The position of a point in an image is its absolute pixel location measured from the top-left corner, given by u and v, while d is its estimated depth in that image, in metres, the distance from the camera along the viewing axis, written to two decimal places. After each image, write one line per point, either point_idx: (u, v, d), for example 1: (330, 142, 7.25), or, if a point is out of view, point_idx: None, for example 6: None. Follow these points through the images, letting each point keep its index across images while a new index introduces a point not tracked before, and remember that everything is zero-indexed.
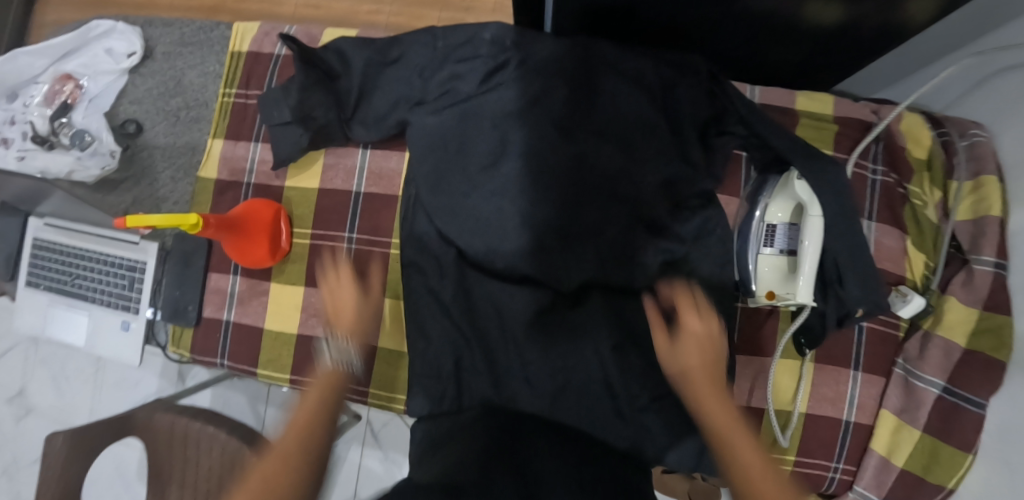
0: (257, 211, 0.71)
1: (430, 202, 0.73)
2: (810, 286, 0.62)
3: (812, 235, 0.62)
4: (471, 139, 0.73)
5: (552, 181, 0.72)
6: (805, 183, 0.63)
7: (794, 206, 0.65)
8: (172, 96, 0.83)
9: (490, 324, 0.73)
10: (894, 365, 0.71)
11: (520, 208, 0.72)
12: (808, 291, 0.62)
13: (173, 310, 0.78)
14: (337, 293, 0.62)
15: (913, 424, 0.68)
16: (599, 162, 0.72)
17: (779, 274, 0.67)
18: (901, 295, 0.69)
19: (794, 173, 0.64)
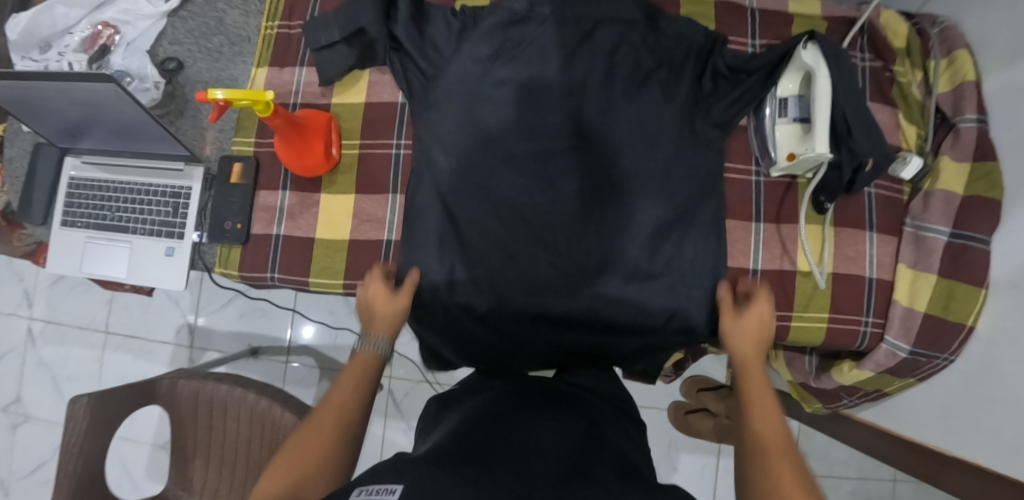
0: (314, 117, 0.75)
1: (457, 164, 0.77)
2: (826, 138, 0.70)
3: (822, 94, 0.70)
4: (490, 115, 0.77)
5: (556, 161, 0.78)
6: (811, 52, 0.71)
7: (800, 77, 0.74)
8: (213, 34, 0.87)
9: (515, 273, 0.77)
10: (903, 225, 0.79)
11: (521, 187, 0.78)
12: (824, 143, 0.70)
13: (222, 229, 0.79)
14: (370, 308, 0.71)
15: (928, 270, 0.76)
16: (620, 78, 0.77)
17: (796, 138, 0.75)
18: (902, 159, 0.77)
19: (799, 45, 0.72)
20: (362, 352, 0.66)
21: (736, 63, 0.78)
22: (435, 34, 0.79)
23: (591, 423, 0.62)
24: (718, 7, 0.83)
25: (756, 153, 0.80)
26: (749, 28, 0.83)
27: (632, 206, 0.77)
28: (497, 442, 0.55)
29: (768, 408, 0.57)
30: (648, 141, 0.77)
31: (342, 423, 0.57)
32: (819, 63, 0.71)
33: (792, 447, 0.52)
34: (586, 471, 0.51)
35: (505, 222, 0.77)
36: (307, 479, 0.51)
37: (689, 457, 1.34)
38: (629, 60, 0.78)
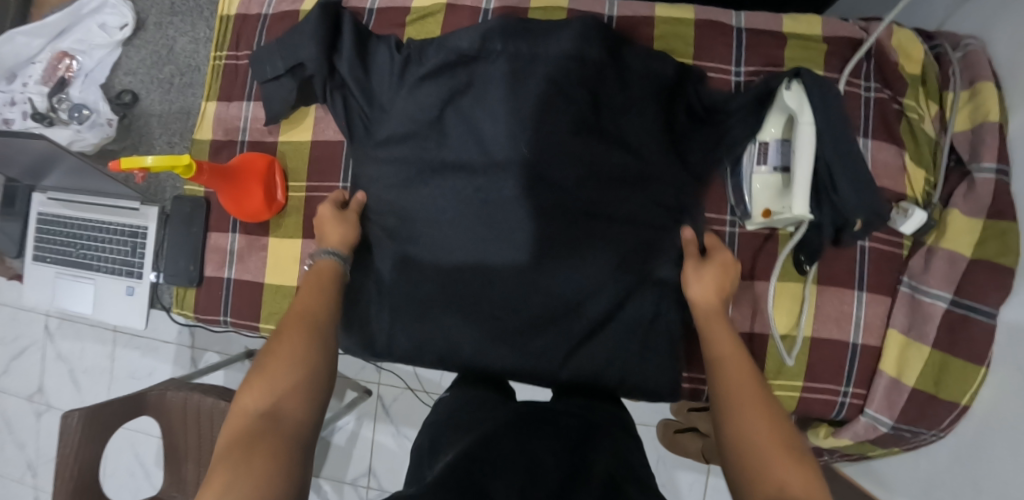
0: (251, 162, 0.73)
1: (410, 192, 0.74)
2: (805, 198, 0.61)
3: (803, 144, 0.60)
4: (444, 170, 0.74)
5: (499, 219, 0.71)
6: (795, 93, 0.61)
7: (784, 119, 0.64)
8: (165, 63, 0.84)
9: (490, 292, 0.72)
10: (900, 284, 0.70)
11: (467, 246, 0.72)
12: (803, 203, 0.61)
13: (175, 271, 0.79)
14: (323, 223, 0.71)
15: (922, 340, 0.67)
16: (596, 93, 0.70)
17: (775, 191, 0.65)
18: (902, 211, 0.67)
19: (781, 85, 0.61)
20: (321, 266, 0.65)
21: (713, 101, 0.70)
22: (379, 87, 0.77)
23: (581, 433, 0.56)
24: (699, 26, 0.74)
25: (733, 202, 0.71)
26: (734, 53, 0.73)
27: (581, 270, 0.70)
28: (504, 466, 0.48)
29: (764, 423, 0.45)
30: (599, 198, 0.70)
31: (312, 337, 0.55)
32: (803, 106, 0.61)
33: (812, 468, 0.41)
34: (577, 496, 0.44)
35: (449, 285, 0.73)
36: (287, 398, 0.48)
37: (676, 475, 1.31)
38: (602, 77, 0.70)
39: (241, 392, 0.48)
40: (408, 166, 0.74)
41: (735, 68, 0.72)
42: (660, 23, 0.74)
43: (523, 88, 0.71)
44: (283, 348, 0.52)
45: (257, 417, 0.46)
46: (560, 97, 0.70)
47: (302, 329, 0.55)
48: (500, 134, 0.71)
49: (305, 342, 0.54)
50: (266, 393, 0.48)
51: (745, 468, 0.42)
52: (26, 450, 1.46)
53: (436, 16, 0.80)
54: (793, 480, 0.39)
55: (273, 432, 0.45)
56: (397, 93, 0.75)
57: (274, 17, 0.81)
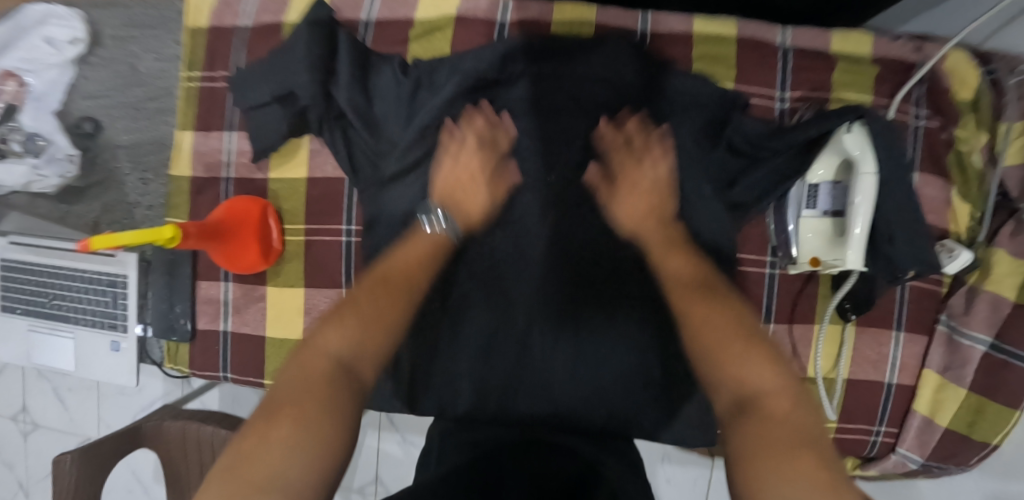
0: (243, 210, 0.65)
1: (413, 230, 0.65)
2: (860, 251, 0.56)
3: (864, 196, 0.55)
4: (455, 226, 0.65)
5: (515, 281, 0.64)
6: (856, 138, 0.56)
7: (838, 161, 0.59)
8: (130, 86, 0.75)
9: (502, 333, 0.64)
10: (936, 322, 0.68)
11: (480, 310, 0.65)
12: (858, 257, 0.57)
13: (164, 324, 0.72)
14: (471, 201, 0.63)
15: (959, 382, 0.66)
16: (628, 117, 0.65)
17: (824, 237, 0.61)
18: (947, 250, 0.64)
19: (842, 128, 0.57)
20: (433, 235, 0.61)
21: (756, 137, 0.64)
22: (385, 117, 0.68)
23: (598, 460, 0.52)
24: (740, 45, 0.67)
25: (774, 243, 0.66)
26: (778, 77, 0.67)
27: (612, 332, 0.63)
28: (509, 472, 0.46)
29: (721, 320, 0.48)
30: (630, 250, 0.64)
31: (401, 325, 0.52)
32: (865, 153, 0.56)
33: (788, 382, 0.43)
34: None
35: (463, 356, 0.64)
36: (360, 354, 0.47)
37: None
38: (637, 103, 0.65)
39: (329, 329, 0.48)
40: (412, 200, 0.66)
41: (778, 94, 0.67)
42: (697, 44, 0.68)
43: (551, 117, 0.65)
44: (352, 311, 0.50)
45: (336, 367, 0.45)
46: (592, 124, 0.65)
47: (380, 296, 0.53)
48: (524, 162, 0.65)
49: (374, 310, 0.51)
50: (350, 335, 0.48)
51: (727, 380, 0.44)
52: (16, 470, 1.41)
53: (442, 31, 0.71)
54: (758, 378, 0.43)
55: (343, 386, 0.43)
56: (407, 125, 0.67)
57: (253, 32, 0.71)
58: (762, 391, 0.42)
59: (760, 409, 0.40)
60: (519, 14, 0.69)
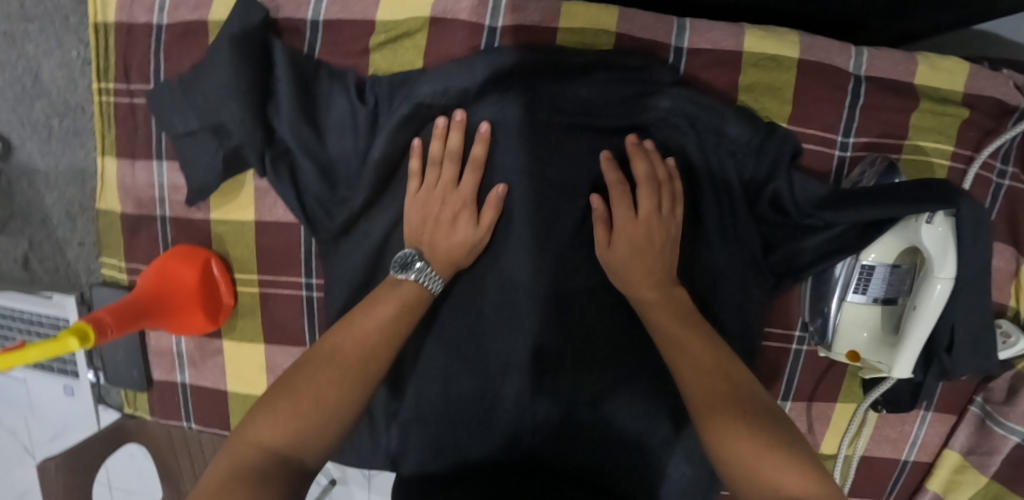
0: (179, 273, 0.56)
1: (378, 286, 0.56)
2: (913, 359, 0.47)
3: (931, 300, 0.45)
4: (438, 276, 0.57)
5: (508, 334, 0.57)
6: (939, 227, 0.44)
7: (907, 246, 0.47)
8: (34, 97, 0.61)
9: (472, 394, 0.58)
10: (969, 402, 0.61)
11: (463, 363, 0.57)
12: (908, 365, 0.47)
13: (117, 374, 0.66)
14: (432, 197, 0.53)
15: (981, 469, 0.60)
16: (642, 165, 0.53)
17: (870, 330, 0.51)
18: (1004, 335, 0.55)
19: (922, 216, 0.44)
20: (402, 290, 0.49)
21: (807, 202, 0.51)
22: (342, 156, 0.56)
23: None
24: (801, 71, 0.52)
25: (806, 318, 0.56)
26: (844, 116, 0.53)
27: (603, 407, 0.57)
28: None
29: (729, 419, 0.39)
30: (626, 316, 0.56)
31: (368, 373, 0.45)
32: (945, 251, 0.44)
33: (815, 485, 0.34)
34: None
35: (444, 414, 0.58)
36: (298, 434, 0.40)
37: None
38: (657, 148, 0.53)
39: (258, 421, 0.40)
40: (377, 256, 0.56)
41: (840, 138, 0.53)
42: (744, 69, 0.53)
43: (550, 163, 0.54)
44: (320, 375, 0.43)
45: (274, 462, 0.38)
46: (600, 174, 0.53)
47: (355, 348, 0.45)
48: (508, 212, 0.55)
49: (344, 377, 0.43)
50: (295, 410, 0.41)
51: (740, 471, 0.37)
52: None
53: (412, 37, 0.55)
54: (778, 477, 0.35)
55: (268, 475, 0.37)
56: (367, 169, 0.54)
57: (174, 36, 0.56)
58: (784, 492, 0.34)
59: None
60: (509, 19, 0.54)
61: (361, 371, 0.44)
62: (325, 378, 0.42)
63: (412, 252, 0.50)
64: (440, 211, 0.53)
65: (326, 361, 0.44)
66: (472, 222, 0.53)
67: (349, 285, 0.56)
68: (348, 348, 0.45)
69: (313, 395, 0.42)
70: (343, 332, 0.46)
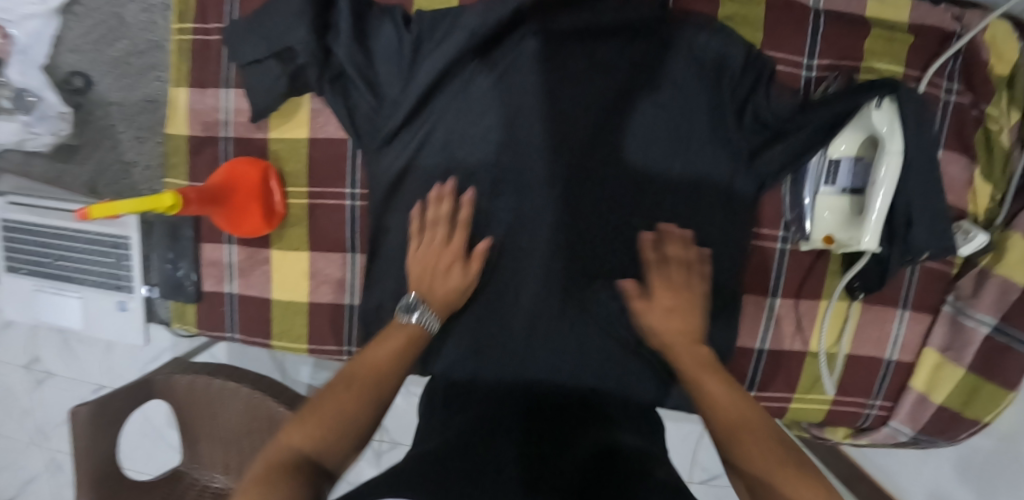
0: (240, 172, 0.63)
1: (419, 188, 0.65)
2: (877, 231, 0.55)
3: (887, 173, 0.53)
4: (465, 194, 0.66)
5: (530, 247, 0.66)
6: (883, 114, 0.53)
7: (863, 136, 0.57)
8: (117, 38, 0.70)
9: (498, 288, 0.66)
10: (942, 303, 0.67)
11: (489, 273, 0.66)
12: (875, 236, 0.55)
13: (171, 285, 0.72)
14: (427, 254, 0.61)
15: (958, 362, 0.66)
16: (638, 82, 0.63)
17: (840, 215, 0.59)
18: (964, 232, 0.63)
19: (869, 104, 0.54)
20: (407, 329, 0.55)
21: (782, 113, 0.61)
22: (386, 80, 0.65)
23: (564, 441, 0.52)
24: (774, 6, 0.63)
25: (789, 217, 0.64)
26: (808, 42, 0.63)
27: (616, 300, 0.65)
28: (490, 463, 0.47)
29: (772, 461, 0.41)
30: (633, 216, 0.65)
31: (384, 389, 0.49)
32: (892, 128, 0.53)
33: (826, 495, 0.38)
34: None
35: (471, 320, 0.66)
36: (330, 425, 0.44)
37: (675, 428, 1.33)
38: (651, 67, 0.62)
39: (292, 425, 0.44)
40: (416, 164, 0.65)
41: (805, 61, 0.63)
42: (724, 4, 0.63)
43: (564, 82, 0.63)
44: (350, 383, 0.48)
45: (300, 461, 0.42)
46: (606, 90, 0.63)
47: (383, 362, 0.52)
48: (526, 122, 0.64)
49: (369, 387, 0.48)
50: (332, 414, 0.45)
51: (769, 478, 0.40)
52: (34, 417, 1.48)
53: None
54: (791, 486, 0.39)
55: (299, 457, 0.42)
56: (406, 92, 0.64)
57: None
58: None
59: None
60: None
61: (385, 387, 0.50)
62: (354, 388, 0.48)
63: (414, 299, 0.56)
64: (436, 263, 0.60)
65: (355, 374, 0.49)
66: (463, 271, 0.61)
67: (392, 190, 0.66)
68: (377, 368, 0.50)
69: (342, 401, 0.46)
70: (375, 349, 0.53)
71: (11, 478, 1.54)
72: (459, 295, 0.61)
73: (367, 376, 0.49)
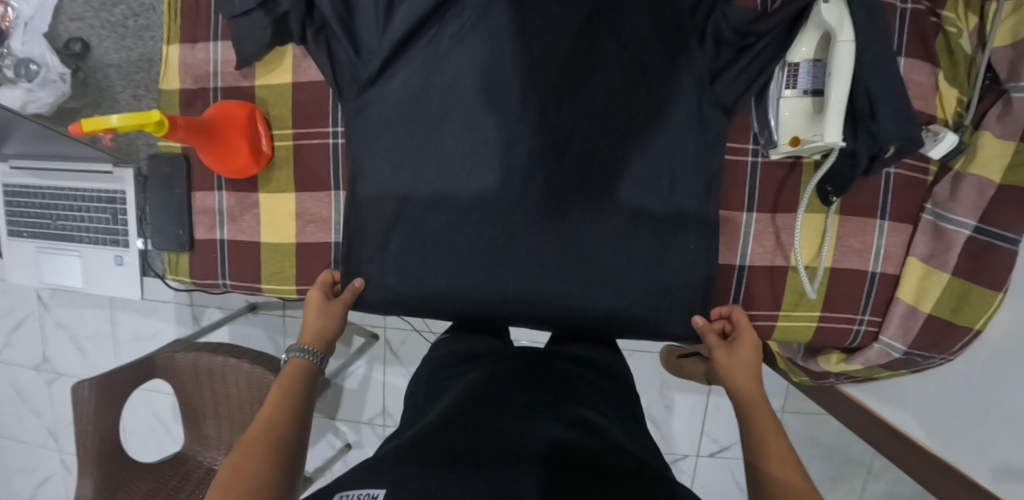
0: (229, 112, 0.67)
1: (399, 123, 0.67)
2: (838, 123, 0.56)
3: (840, 65, 0.55)
4: (438, 138, 0.67)
5: (508, 216, 0.67)
6: (833, 8, 0.55)
7: (817, 36, 0.59)
8: (115, 3, 0.74)
9: (482, 237, 0.68)
10: (923, 211, 0.68)
11: (470, 241, 0.68)
12: (836, 129, 0.57)
13: (162, 236, 0.74)
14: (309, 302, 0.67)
15: (942, 268, 0.66)
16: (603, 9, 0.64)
17: (803, 117, 0.61)
18: (933, 133, 0.64)
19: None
20: (291, 363, 0.62)
21: (739, 26, 0.62)
22: (364, 28, 0.67)
23: (547, 399, 0.57)
24: None
25: (757, 129, 0.66)
26: None
27: (594, 229, 0.67)
28: (485, 420, 0.53)
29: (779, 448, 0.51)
30: (609, 138, 0.66)
31: (279, 438, 0.52)
32: (842, 22, 0.55)
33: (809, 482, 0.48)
34: (523, 459, 0.47)
35: (453, 284, 0.69)
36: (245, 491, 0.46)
37: (679, 398, 1.30)
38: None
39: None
40: (386, 103, 0.67)
41: None
42: None
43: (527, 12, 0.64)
44: (246, 450, 0.50)
45: None
46: (570, 20, 0.64)
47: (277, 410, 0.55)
48: (494, 58, 0.65)
49: (268, 441, 0.51)
50: (243, 479, 0.47)
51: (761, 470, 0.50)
52: (45, 419, 1.49)
53: None
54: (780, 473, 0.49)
55: None
56: (385, 44, 0.65)
57: None
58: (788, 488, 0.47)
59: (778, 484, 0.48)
60: None
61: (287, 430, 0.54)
62: (259, 449, 0.50)
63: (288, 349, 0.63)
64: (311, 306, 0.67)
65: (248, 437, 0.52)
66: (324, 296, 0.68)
67: (372, 129, 0.68)
68: (269, 422, 0.54)
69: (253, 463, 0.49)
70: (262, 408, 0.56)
71: (24, 481, 1.56)
72: (328, 320, 0.67)
73: (261, 431, 0.53)
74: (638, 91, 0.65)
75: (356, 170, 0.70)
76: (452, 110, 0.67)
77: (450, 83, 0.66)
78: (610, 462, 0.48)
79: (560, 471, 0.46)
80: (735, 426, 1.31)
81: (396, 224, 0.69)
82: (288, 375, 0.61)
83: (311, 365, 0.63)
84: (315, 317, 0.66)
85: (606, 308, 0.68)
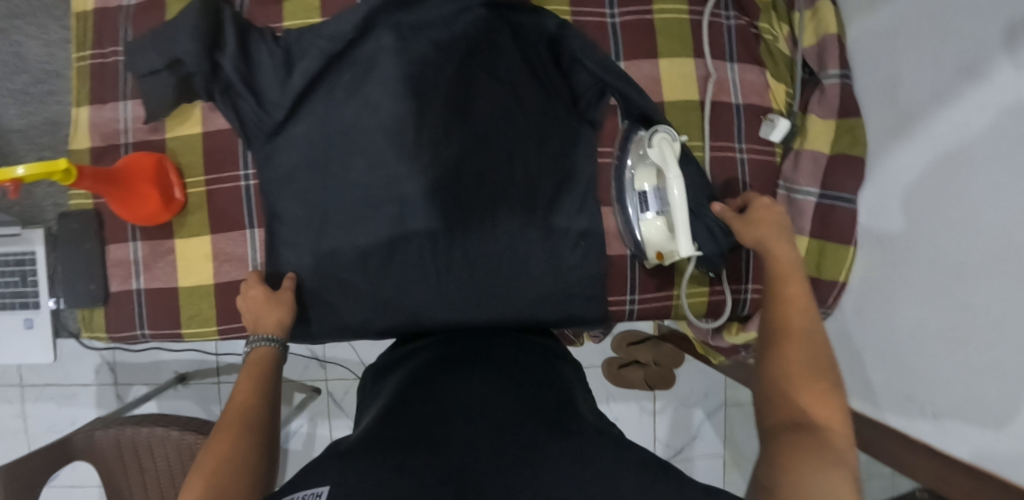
0: (137, 161, 0.69)
1: (300, 158, 0.72)
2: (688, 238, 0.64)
3: (676, 207, 0.64)
4: (339, 171, 0.71)
5: (412, 227, 0.71)
6: (656, 150, 0.66)
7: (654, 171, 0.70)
8: (19, 73, 0.79)
9: (400, 249, 0.72)
10: (777, 188, 0.79)
11: (383, 257, 0.72)
12: (688, 245, 0.64)
13: (73, 293, 0.74)
14: (254, 303, 0.67)
15: (800, 232, 0.77)
16: (476, 42, 0.71)
17: (662, 235, 0.71)
18: (770, 120, 0.76)
19: (645, 142, 0.67)
20: (255, 350, 0.61)
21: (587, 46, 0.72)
22: (263, 76, 0.72)
23: (498, 372, 0.55)
24: None
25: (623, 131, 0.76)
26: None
27: (494, 234, 0.72)
28: (435, 405, 0.49)
29: (819, 388, 0.51)
30: (501, 150, 0.73)
31: (254, 418, 0.52)
32: (667, 161, 0.65)
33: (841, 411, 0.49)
34: (485, 435, 0.44)
35: (373, 302, 0.73)
36: (230, 474, 0.46)
37: (627, 408, 1.34)
38: (477, 30, 0.71)
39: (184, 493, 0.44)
40: (286, 145, 0.72)
41: (608, 10, 0.76)
42: None
43: (401, 50, 0.70)
44: (225, 433, 0.50)
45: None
46: (444, 54, 0.71)
47: (253, 389, 0.56)
48: (384, 92, 0.70)
49: (244, 422, 0.51)
50: (223, 462, 0.47)
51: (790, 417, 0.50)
52: None
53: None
54: (827, 428, 0.48)
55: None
56: (284, 93, 0.70)
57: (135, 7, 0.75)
58: (825, 425, 0.48)
59: (808, 440, 0.46)
60: None
61: (268, 410, 0.54)
62: (239, 429, 0.50)
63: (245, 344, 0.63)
64: (258, 305, 0.67)
65: (227, 418, 0.52)
66: (265, 290, 0.69)
67: (278, 167, 0.72)
68: (248, 402, 0.54)
69: (233, 447, 0.48)
70: (237, 390, 0.55)
71: None
72: (282, 316, 0.66)
73: (237, 413, 0.52)
74: (519, 107, 0.73)
75: (269, 206, 0.73)
76: (349, 142, 0.71)
77: (344, 119, 0.71)
78: (571, 425, 0.47)
79: (527, 440, 0.44)
80: (684, 427, 1.35)
81: (312, 252, 0.73)
82: (256, 360, 0.60)
83: (281, 352, 0.63)
84: (272, 307, 0.67)
85: (518, 304, 0.73)
